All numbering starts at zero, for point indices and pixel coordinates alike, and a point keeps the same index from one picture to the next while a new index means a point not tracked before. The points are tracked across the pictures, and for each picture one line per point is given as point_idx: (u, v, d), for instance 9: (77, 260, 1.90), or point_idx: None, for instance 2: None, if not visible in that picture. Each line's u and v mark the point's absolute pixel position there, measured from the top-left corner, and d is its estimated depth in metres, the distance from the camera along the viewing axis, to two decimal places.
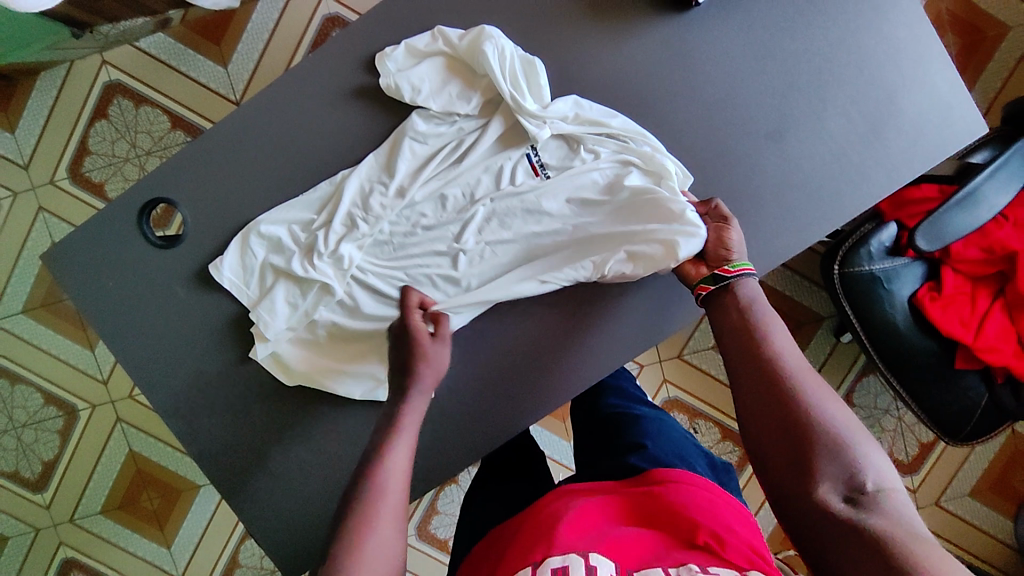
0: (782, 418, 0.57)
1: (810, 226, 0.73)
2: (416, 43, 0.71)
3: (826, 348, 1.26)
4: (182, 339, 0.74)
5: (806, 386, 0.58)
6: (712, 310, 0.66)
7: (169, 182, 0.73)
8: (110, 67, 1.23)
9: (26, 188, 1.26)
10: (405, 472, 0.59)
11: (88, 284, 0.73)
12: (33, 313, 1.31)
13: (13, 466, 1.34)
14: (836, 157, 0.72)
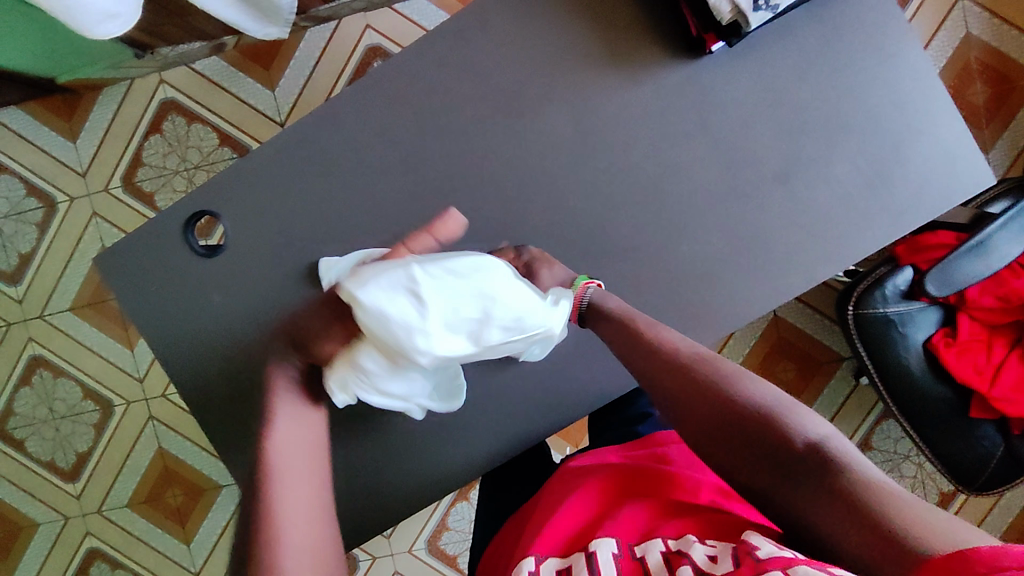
0: (710, 414, 0.60)
1: (817, 270, 0.75)
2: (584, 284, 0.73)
3: (845, 389, 1.26)
4: (215, 345, 0.79)
5: (712, 376, 0.61)
6: (601, 325, 0.69)
7: (210, 197, 0.78)
8: (166, 86, 1.32)
9: (83, 194, 1.35)
10: (289, 446, 0.61)
11: (131, 288, 0.79)
12: (80, 311, 1.38)
13: (49, 455, 1.42)
14: (848, 204, 0.74)
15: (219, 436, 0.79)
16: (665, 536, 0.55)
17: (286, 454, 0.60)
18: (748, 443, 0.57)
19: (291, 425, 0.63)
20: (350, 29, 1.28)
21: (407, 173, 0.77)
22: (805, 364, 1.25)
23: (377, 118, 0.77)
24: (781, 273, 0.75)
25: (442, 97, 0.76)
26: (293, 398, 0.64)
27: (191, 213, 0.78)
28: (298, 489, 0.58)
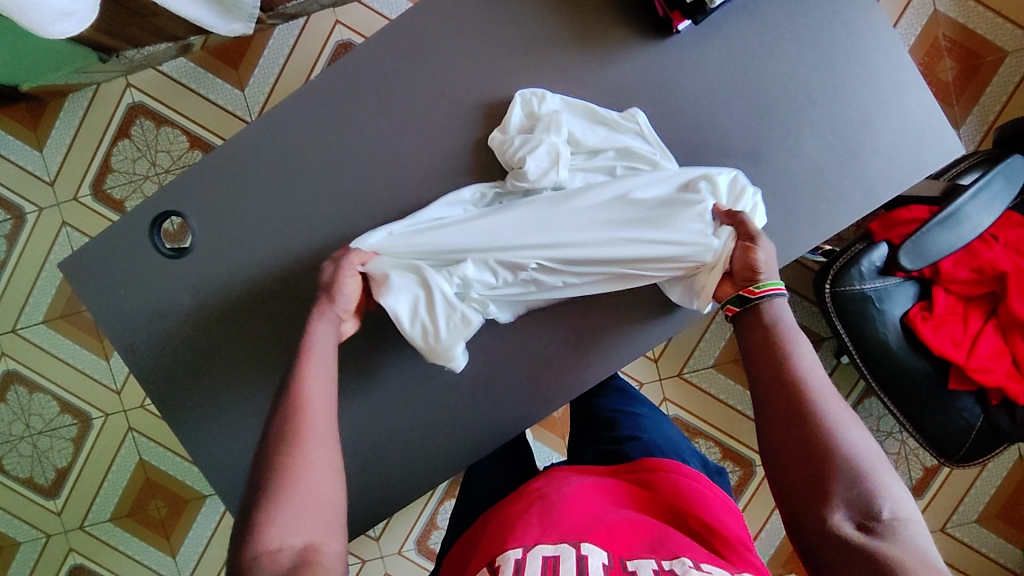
0: (803, 441, 0.57)
1: (791, 247, 0.74)
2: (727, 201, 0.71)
3: (826, 369, 1.27)
4: (186, 346, 0.78)
5: (829, 411, 0.58)
6: (747, 331, 0.66)
7: (174, 195, 0.76)
8: (134, 90, 1.29)
9: (52, 204, 1.32)
10: (326, 379, 0.64)
11: (98, 292, 0.77)
12: (53, 324, 1.36)
13: (28, 472, 1.39)
14: (818, 180, 0.74)
15: (194, 442, 0.78)
16: (659, 559, 0.53)
17: (319, 382, 0.63)
18: (827, 485, 0.55)
19: (322, 361, 0.65)
20: (319, 26, 1.27)
21: (374, 167, 0.76)
22: None
23: (343, 111, 0.76)
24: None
25: (409, 87, 0.76)
26: (332, 325, 0.68)
27: (156, 213, 0.76)
28: (318, 429, 0.60)
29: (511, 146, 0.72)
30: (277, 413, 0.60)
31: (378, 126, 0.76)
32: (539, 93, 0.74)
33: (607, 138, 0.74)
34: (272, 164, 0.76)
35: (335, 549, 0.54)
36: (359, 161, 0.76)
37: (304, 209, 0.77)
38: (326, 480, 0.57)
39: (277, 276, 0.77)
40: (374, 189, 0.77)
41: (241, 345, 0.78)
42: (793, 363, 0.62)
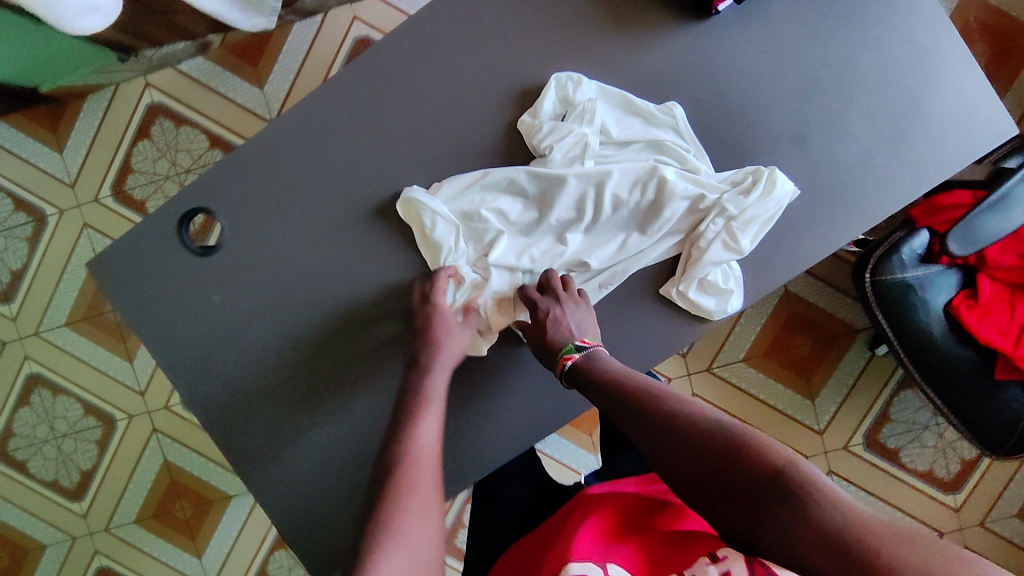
0: (688, 451, 0.54)
1: (839, 232, 0.72)
2: (762, 193, 0.70)
3: (861, 361, 1.26)
4: (216, 342, 0.76)
5: (678, 407, 0.57)
6: (586, 385, 0.62)
7: (208, 191, 0.75)
8: (153, 90, 1.28)
9: (72, 206, 1.32)
10: (436, 440, 0.56)
11: (123, 289, 0.75)
12: (76, 326, 1.35)
13: (53, 475, 1.38)
14: (865, 164, 0.72)
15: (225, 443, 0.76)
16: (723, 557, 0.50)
17: (429, 425, 0.57)
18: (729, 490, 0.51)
19: (435, 412, 0.59)
20: (336, 21, 1.26)
21: (407, 159, 0.74)
22: (819, 338, 1.26)
23: (372, 101, 0.74)
24: (798, 241, 0.72)
25: (443, 75, 0.74)
26: (445, 376, 0.64)
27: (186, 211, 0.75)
28: (425, 465, 0.53)
29: (540, 132, 0.71)
30: (384, 469, 0.53)
31: (411, 116, 0.74)
32: (576, 77, 0.72)
33: (642, 132, 0.72)
34: (300, 157, 0.74)
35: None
36: (391, 153, 0.74)
37: (333, 201, 0.75)
38: (436, 518, 0.49)
39: (307, 271, 0.76)
40: (405, 180, 0.75)
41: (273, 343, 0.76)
42: (627, 379, 0.61)
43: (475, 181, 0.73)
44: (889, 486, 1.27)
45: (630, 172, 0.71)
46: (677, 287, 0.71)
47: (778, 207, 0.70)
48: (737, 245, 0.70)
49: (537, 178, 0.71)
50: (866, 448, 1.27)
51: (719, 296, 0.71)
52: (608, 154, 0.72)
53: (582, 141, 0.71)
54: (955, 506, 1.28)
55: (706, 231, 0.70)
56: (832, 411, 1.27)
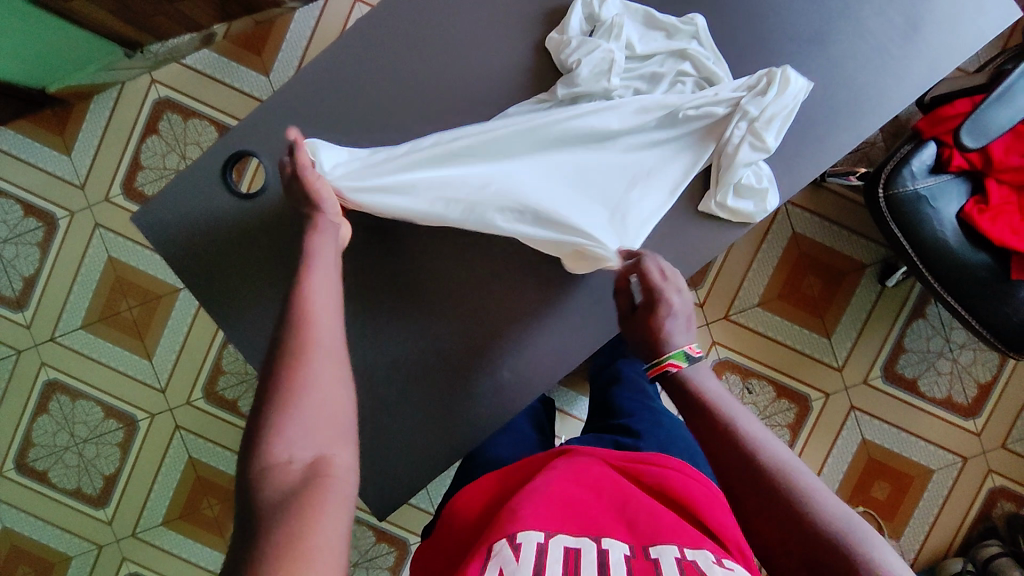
0: (778, 509, 0.54)
1: (863, 124, 0.82)
2: (778, 92, 0.78)
3: (872, 296, 1.30)
4: (262, 279, 0.83)
5: (783, 464, 0.56)
6: (683, 412, 0.63)
7: (244, 136, 0.82)
8: (159, 86, 1.31)
9: (83, 207, 1.32)
10: (332, 293, 0.62)
11: (170, 238, 0.82)
12: (93, 328, 1.34)
13: (75, 483, 1.36)
14: (853, 82, 0.81)
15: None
16: (681, 547, 0.58)
17: (322, 286, 0.62)
18: (805, 556, 0.51)
19: (329, 283, 0.63)
20: (338, 3, 1.29)
21: (447, 89, 0.83)
22: (829, 277, 1.30)
23: (407, 41, 0.83)
24: (800, 152, 0.81)
25: (473, 35, 0.84)
26: (331, 241, 0.69)
27: (237, 156, 0.82)
28: (324, 340, 0.57)
29: (569, 47, 0.80)
30: (282, 336, 0.57)
31: (448, 71, 0.83)
32: None
33: (665, 45, 0.81)
34: (337, 95, 0.82)
35: (347, 461, 0.52)
36: (431, 95, 0.83)
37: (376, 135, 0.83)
38: (339, 391, 0.55)
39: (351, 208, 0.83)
40: (449, 106, 0.84)
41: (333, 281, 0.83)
42: (731, 413, 0.61)
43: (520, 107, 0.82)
44: (909, 416, 1.31)
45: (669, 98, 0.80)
46: (714, 199, 0.80)
47: (797, 101, 0.78)
48: (763, 144, 0.77)
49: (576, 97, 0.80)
50: (885, 381, 1.31)
51: (755, 198, 0.79)
52: (633, 67, 0.82)
53: (608, 55, 0.79)
54: (977, 431, 1.31)
55: (732, 137, 0.78)
56: (848, 348, 1.30)
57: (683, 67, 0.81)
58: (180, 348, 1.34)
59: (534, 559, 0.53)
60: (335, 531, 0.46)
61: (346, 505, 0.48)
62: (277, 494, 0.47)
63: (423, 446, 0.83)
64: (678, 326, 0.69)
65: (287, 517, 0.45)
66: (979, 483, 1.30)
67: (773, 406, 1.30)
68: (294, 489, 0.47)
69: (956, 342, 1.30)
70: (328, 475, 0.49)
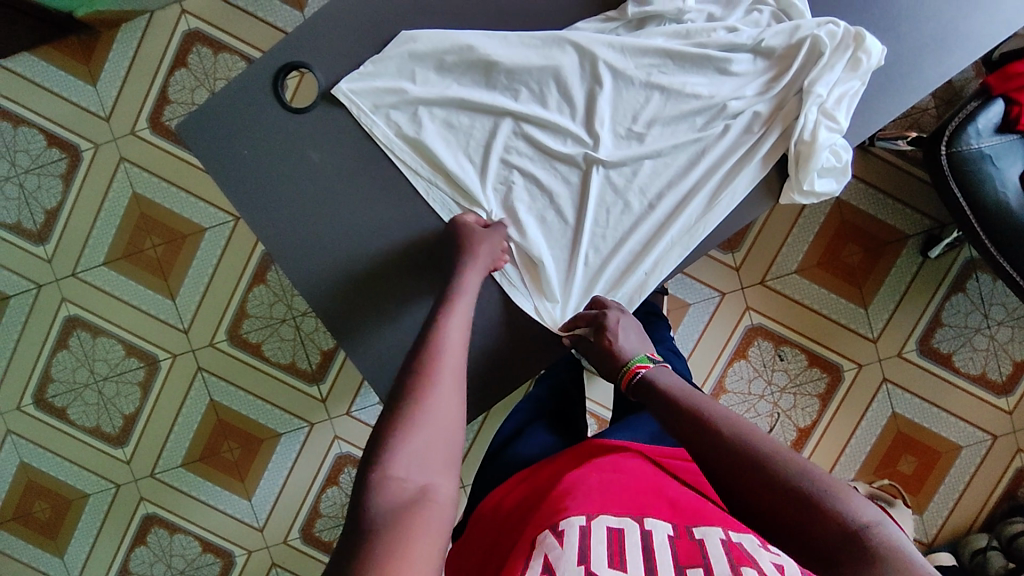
0: (759, 475, 0.56)
1: (948, 65, 0.78)
2: (863, 36, 0.74)
3: (913, 266, 1.27)
4: (302, 199, 0.77)
5: (755, 435, 0.58)
6: (653, 407, 0.66)
7: (301, 49, 0.77)
8: (189, 16, 1.27)
9: (108, 139, 1.29)
10: (463, 334, 0.64)
11: (214, 151, 0.76)
12: (115, 265, 1.32)
13: (94, 421, 1.34)
14: (940, 18, 0.78)
15: (333, 310, 0.77)
16: (725, 529, 0.55)
17: (458, 328, 0.64)
18: (790, 510, 0.54)
19: (462, 316, 0.66)
20: None
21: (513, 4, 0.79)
22: (871, 247, 1.27)
23: None
24: (881, 92, 0.78)
25: None
26: (479, 275, 0.70)
27: (290, 69, 0.76)
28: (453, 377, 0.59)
29: None
30: (415, 357, 0.60)
31: None
32: None
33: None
34: (394, 5, 0.78)
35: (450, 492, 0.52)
36: (495, 8, 0.79)
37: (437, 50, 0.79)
38: (453, 423, 0.56)
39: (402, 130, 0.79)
40: (513, 22, 0.79)
41: (379, 207, 0.77)
42: (698, 401, 0.63)
43: (588, 23, 0.79)
44: (940, 391, 1.29)
45: (713, 92, 0.77)
46: (799, 190, 0.76)
47: (865, 78, 0.75)
48: (838, 124, 0.74)
49: (621, 70, 0.77)
50: (920, 354, 1.28)
51: (837, 175, 0.76)
52: None
53: None
54: (1008, 410, 1.29)
55: (806, 124, 0.74)
56: (885, 319, 1.28)
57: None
58: (205, 288, 1.31)
59: (578, 542, 0.51)
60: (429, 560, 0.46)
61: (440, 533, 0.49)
62: (384, 502, 0.49)
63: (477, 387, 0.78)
64: (634, 338, 0.72)
65: (395, 526, 0.47)
66: (1006, 462, 1.29)
67: (803, 374, 1.28)
68: (402, 504, 0.49)
69: (994, 318, 1.27)
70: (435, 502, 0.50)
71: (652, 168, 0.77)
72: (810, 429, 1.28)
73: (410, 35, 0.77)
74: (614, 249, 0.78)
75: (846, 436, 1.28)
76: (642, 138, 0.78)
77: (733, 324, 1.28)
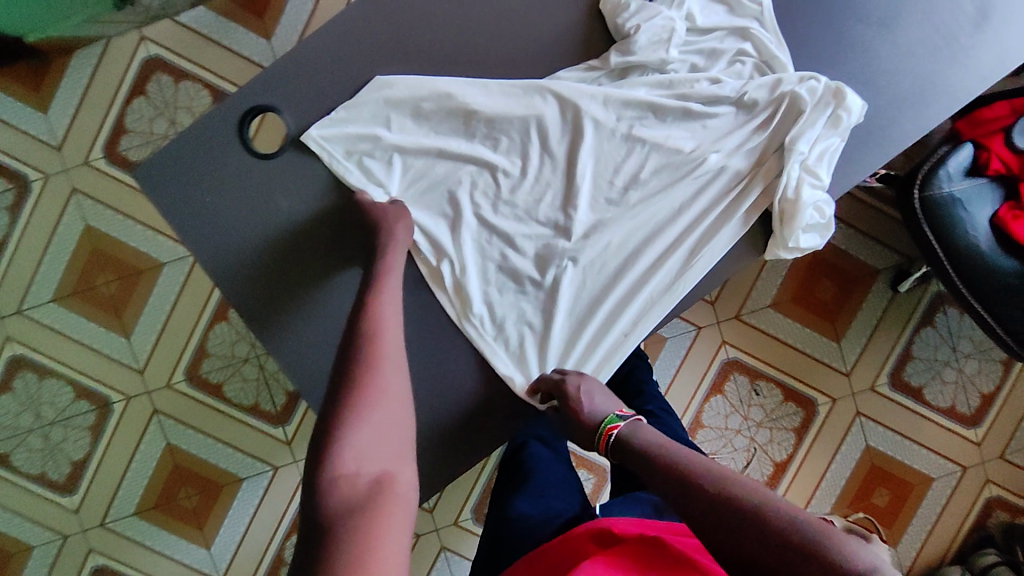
0: (754, 533, 0.53)
1: (926, 115, 0.79)
2: (845, 90, 0.74)
3: (883, 301, 1.28)
4: (267, 247, 0.73)
5: (745, 490, 0.56)
6: (638, 470, 0.64)
7: (270, 90, 0.73)
8: (149, 43, 1.22)
9: (59, 170, 1.23)
10: (394, 312, 0.63)
11: (177, 198, 0.72)
12: (65, 302, 1.24)
13: (39, 468, 1.26)
14: (918, 69, 0.79)
15: (304, 361, 0.73)
16: None
17: (390, 311, 0.62)
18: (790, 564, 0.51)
19: (392, 294, 0.64)
20: None
21: (496, 48, 0.77)
22: (843, 281, 1.28)
23: None
24: (863, 143, 0.78)
25: None
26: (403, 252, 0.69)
27: (256, 112, 0.73)
28: (391, 360, 0.58)
29: (626, 11, 0.76)
30: (349, 351, 0.58)
31: (498, 30, 0.77)
32: None
33: (728, 20, 0.78)
34: (369, 46, 0.75)
35: (409, 479, 0.53)
36: (475, 51, 0.76)
37: None
38: (397, 408, 0.56)
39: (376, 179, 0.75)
40: (495, 66, 0.77)
41: (346, 238, 0.74)
42: (682, 458, 0.62)
43: (570, 71, 0.78)
44: (912, 424, 1.30)
45: (694, 145, 0.76)
46: (784, 246, 0.75)
47: (844, 135, 0.75)
48: (820, 182, 0.74)
49: (603, 122, 0.75)
50: (892, 388, 1.29)
51: (821, 231, 0.77)
52: (694, 41, 0.78)
53: (670, 20, 0.76)
54: (978, 441, 1.31)
55: (789, 181, 0.74)
56: (858, 352, 1.29)
57: (742, 47, 0.78)
58: (162, 326, 1.25)
59: None
60: (400, 543, 0.46)
61: (405, 519, 0.49)
62: (342, 501, 0.48)
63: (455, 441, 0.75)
64: (599, 396, 0.70)
65: (359, 519, 0.47)
66: (976, 493, 1.30)
67: (779, 409, 1.28)
68: (362, 499, 0.49)
69: (962, 351, 1.29)
70: (393, 490, 0.50)
71: (633, 224, 0.76)
72: (787, 463, 1.28)
73: (387, 81, 0.74)
74: (593, 308, 0.75)
75: (822, 471, 1.28)
76: (622, 191, 0.76)
77: (710, 359, 1.27)
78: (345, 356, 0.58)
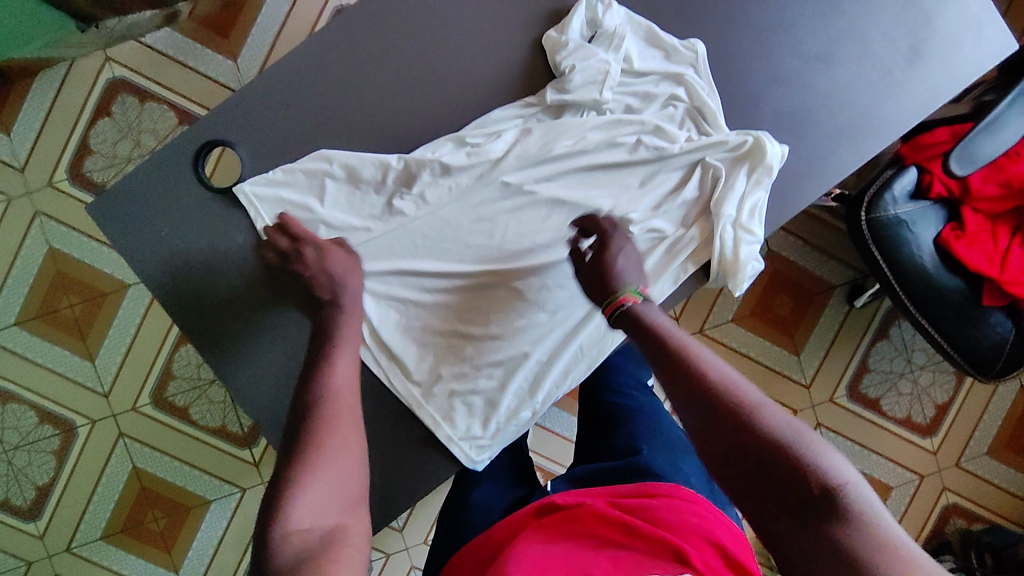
0: (748, 441, 0.55)
1: (865, 146, 0.82)
2: (765, 143, 0.77)
3: (841, 315, 1.32)
4: (225, 279, 0.75)
5: (744, 395, 0.58)
6: (645, 350, 0.64)
7: (226, 124, 0.75)
8: (113, 64, 1.22)
9: (22, 192, 1.22)
10: (350, 369, 0.65)
11: (136, 232, 0.73)
12: (28, 325, 1.23)
13: (2, 493, 1.24)
14: (857, 102, 0.82)
15: (264, 392, 0.75)
16: None
17: (346, 367, 0.65)
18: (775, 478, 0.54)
19: (348, 351, 0.66)
20: None
21: (449, 83, 0.79)
22: (799, 296, 1.31)
23: (403, 26, 0.77)
24: (803, 174, 0.82)
25: (476, 29, 0.79)
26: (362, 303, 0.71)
27: (211, 147, 0.74)
28: (348, 412, 0.61)
29: (565, 49, 0.78)
30: (303, 405, 0.61)
31: (452, 65, 0.79)
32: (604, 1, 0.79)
33: (662, 66, 0.80)
34: (324, 80, 0.76)
35: (362, 530, 0.56)
36: (429, 86, 0.78)
37: (371, 127, 0.78)
38: (352, 465, 0.59)
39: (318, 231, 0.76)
40: (449, 101, 0.79)
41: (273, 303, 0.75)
42: (687, 348, 0.62)
43: (507, 109, 0.79)
44: (871, 434, 1.33)
45: (613, 204, 0.78)
46: None
47: (767, 187, 0.77)
48: (754, 236, 0.77)
49: (529, 180, 0.77)
50: (850, 400, 1.33)
51: None
52: (629, 83, 0.80)
53: (603, 64, 0.77)
54: (934, 450, 1.34)
55: (724, 245, 0.76)
56: (817, 365, 1.32)
57: (674, 92, 0.80)
58: (127, 349, 1.24)
59: None
60: None
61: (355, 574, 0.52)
62: (294, 555, 0.51)
63: (413, 466, 0.77)
64: (628, 264, 0.71)
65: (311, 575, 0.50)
66: (933, 500, 1.34)
67: None
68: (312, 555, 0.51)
69: (917, 363, 1.33)
70: (344, 546, 0.53)
71: (561, 282, 0.78)
72: None
73: (325, 156, 0.75)
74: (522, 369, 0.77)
75: None
76: (551, 248, 0.78)
77: None
78: (303, 413, 0.60)
